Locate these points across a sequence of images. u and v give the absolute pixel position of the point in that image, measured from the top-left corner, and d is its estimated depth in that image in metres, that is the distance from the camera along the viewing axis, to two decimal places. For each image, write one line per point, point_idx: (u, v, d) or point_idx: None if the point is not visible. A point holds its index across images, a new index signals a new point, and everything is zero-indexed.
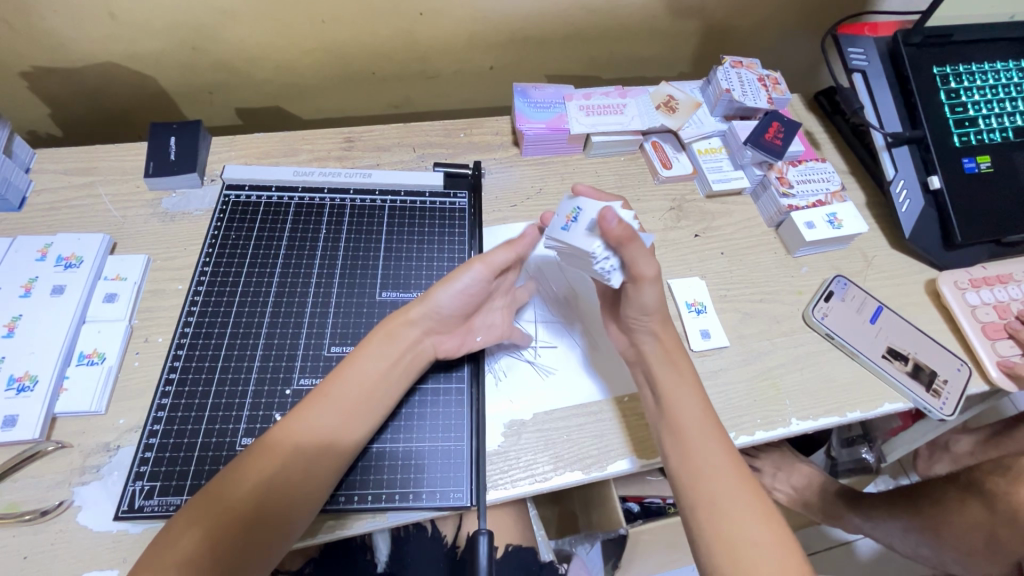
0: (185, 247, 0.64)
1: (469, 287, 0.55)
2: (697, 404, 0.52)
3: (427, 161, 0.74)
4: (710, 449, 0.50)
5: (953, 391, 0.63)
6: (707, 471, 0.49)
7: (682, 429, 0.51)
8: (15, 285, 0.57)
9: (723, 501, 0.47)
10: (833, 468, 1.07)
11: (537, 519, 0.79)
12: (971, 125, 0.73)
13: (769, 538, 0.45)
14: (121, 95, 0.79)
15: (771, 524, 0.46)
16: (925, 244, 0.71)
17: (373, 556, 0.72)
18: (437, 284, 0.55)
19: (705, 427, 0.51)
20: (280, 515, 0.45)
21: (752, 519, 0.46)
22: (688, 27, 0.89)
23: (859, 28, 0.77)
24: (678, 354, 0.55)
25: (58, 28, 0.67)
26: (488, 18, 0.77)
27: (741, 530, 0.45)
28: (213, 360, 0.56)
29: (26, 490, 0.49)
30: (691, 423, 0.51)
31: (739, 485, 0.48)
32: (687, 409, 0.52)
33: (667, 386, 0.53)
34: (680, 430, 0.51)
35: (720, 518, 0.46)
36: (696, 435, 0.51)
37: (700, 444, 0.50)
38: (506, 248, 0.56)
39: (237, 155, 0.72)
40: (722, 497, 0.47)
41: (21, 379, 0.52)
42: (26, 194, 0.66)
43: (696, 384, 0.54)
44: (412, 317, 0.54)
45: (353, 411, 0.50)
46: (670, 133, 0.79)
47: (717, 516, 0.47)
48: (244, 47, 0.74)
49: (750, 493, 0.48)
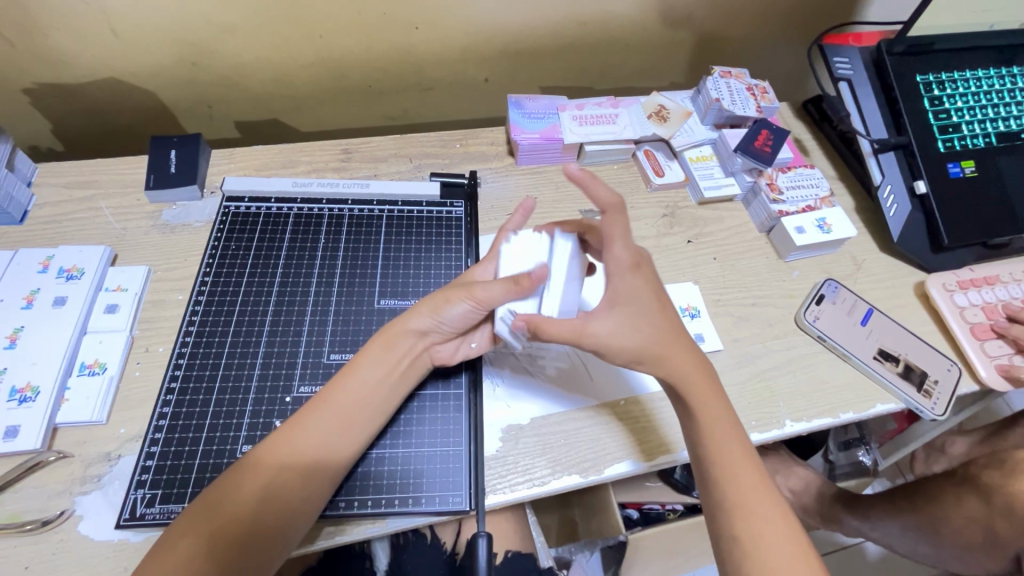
0: (186, 257, 0.65)
1: (466, 313, 0.54)
2: (730, 423, 0.51)
3: (424, 171, 0.76)
4: (742, 470, 0.49)
5: (944, 391, 0.64)
6: (740, 493, 0.48)
7: (714, 449, 0.50)
8: (18, 297, 0.58)
9: (754, 525, 0.47)
10: (831, 471, 1.08)
11: (537, 526, 0.78)
12: (955, 131, 0.75)
13: (796, 558, 0.45)
14: (122, 110, 0.80)
15: (796, 545, 0.46)
16: (912, 247, 0.73)
17: (373, 564, 0.72)
18: (436, 302, 0.54)
19: (737, 446, 0.50)
20: (286, 512, 0.46)
21: (781, 540, 0.46)
22: (678, 38, 0.91)
23: (843, 39, 0.79)
24: (704, 362, 0.53)
25: (60, 46, 0.69)
26: (483, 31, 0.79)
27: (767, 550, 0.46)
28: (214, 368, 0.57)
29: (29, 500, 0.49)
30: (726, 444, 0.50)
31: (767, 505, 0.48)
32: (719, 428, 0.50)
33: (700, 399, 0.51)
34: (716, 454, 0.50)
35: (750, 541, 0.46)
36: (732, 459, 0.49)
37: (734, 468, 0.49)
38: (506, 285, 0.51)
39: (236, 167, 0.73)
40: (754, 518, 0.47)
41: (23, 390, 0.53)
42: (28, 207, 0.67)
43: (724, 400, 0.52)
44: (409, 326, 0.54)
45: (366, 412, 0.51)
46: (661, 142, 0.80)
47: (749, 539, 0.46)
48: (244, 61, 0.75)
49: (778, 513, 0.47)
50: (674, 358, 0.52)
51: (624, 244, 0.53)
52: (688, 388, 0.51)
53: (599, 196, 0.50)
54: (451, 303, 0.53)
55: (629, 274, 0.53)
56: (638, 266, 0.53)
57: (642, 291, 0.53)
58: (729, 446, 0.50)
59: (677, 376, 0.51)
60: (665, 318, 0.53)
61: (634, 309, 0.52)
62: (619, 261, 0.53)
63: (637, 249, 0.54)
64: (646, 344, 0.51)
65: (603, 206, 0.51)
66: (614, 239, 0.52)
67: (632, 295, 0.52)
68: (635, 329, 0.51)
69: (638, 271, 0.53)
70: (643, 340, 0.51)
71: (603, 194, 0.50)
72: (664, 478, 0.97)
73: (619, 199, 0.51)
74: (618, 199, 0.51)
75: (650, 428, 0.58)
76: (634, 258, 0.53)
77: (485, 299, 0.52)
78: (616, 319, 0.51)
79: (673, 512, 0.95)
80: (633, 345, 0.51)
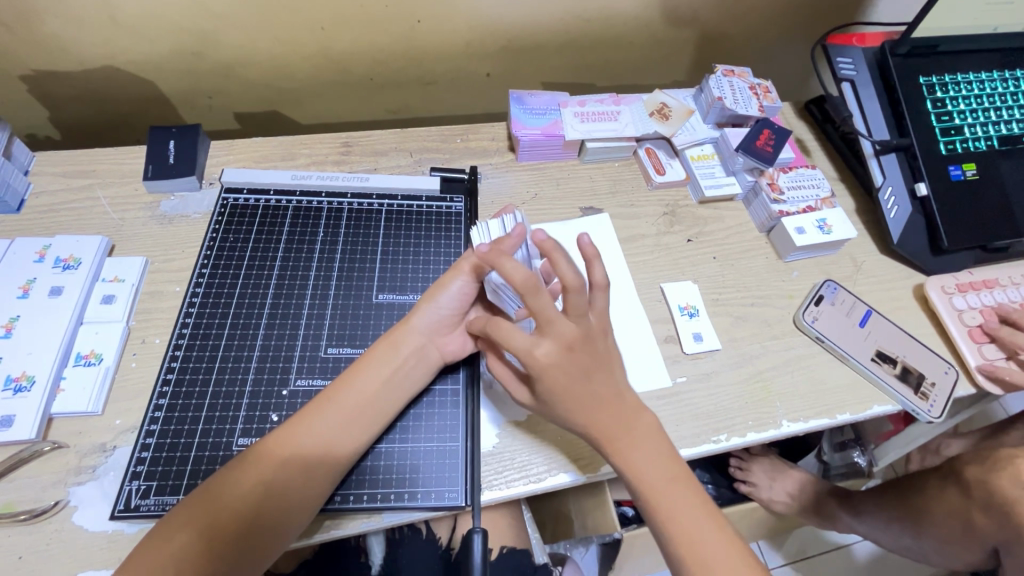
0: (184, 249, 0.65)
1: (464, 291, 0.56)
2: (660, 456, 0.51)
3: (424, 166, 0.75)
4: (671, 491, 0.49)
5: (941, 393, 0.64)
6: (683, 529, 0.49)
7: (642, 482, 0.50)
8: (13, 286, 0.58)
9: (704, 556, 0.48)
10: (825, 471, 1.10)
11: (531, 521, 0.80)
12: (957, 134, 0.75)
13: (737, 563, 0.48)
14: (120, 99, 0.79)
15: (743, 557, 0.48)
16: (912, 249, 0.73)
17: (367, 559, 0.72)
18: (433, 288, 0.56)
19: (672, 482, 0.50)
20: (284, 507, 0.46)
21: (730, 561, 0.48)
22: (682, 35, 0.91)
23: (847, 39, 0.79)
24: (631, 404, 0.51)
25: (59, 33, 0.68)
26: (486, 25, 0.79)
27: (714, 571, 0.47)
28: (211, 360, 0.56)
29: (23, 490, 0.49)
30: (650, 474, 0.50)
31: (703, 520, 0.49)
32: (643, 462, 0.50)
33: (615, 442, 0.50)
34: (651, 499, 0.49)
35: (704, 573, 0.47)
36: (664, 497, 0.49)
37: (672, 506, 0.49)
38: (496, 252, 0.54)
39: (235, 159, 0.73)
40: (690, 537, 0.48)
41: (18, 379, 0.53)
42: (25, 196, 0.66)
43: (648, 427, 0.51)
44: (413, 324, 0.55)
45: (369, 412, 0.51)
46: (663, 140, 0.80)
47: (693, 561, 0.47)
48: (244, 52, 0.75)
49: (715, 523, 0.49)
50: (597, 418, 0.50)
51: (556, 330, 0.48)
52: (602, 433, 0.50)
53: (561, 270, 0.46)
54: (449, 282, 0.56)
55: (555, 370, 0.49)
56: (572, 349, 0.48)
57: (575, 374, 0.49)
58: (655, 477, 0.50)
59: (590, 426, 0.50)
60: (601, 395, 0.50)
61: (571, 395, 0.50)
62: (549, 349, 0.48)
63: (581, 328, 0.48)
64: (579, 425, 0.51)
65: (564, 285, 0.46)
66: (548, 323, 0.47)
67: (563, 383, 0.49)
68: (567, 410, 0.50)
69: (570, 354, 0.48)
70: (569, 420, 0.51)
71: (568, 274, 0.45)
72: None
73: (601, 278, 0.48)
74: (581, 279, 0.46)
75: None
76: (563, 347, 0.48)
77: (477, 270, 0.55)
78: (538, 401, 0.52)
79: None
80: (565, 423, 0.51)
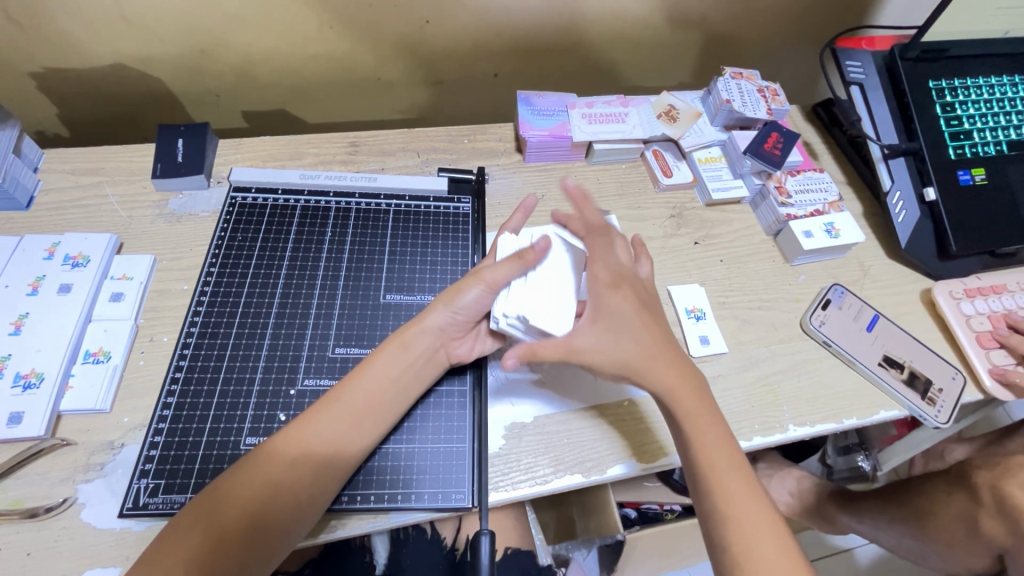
0: (192, 247, 0.65)
1: (477, 300, 0.55)
2: (727, 452, 0.51)
3: (431, 166, 0.75)
4: (732, 479, 0.49)
5: (948, 399, 0.64)
6: (732, 508, 0.48)
7: (705, 462, 0.50)
8: (23, 283, 0.58)
9: (748, 538, 0.47)
10: (828, 475, 1.11)
11: (535, 524, 0.80)
12: (966, 138, 0.74)
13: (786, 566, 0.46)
14: (129, 97, 0.79)
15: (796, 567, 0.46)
16: (920, 254, 0.73)
17: (372, 558, 0.72)
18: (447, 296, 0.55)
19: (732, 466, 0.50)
20: (290, 507, 0.46)
21: (781, 564, 0.46)
22: (689, 38, 0.91)
23: (856, 42, 0.78)
24: (690, 369, 0.54)
25: (69, 30, 0.68)
26: (493, 26, 0.79)
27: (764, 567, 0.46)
28: (219, 360, 0.56)
29: (32, 487, 0.50)
30: (716, 456, 0.50)
31: (759, 516, 0.48)
32: (708, 440, 0.51)
33: (690, 413, 0.51)
34: (717, 489, 0.49)
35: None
36: (731, 492, 0.49)
37: (736, 503, 0.48)
38: (513, 262, 0.54)
39: (243, 158, 0.73)
40: (744, 528, 0.47)
41: (27, 376, 0.53)
42: (34, 193, 0.66)
43: (713, 414, 0.52)
44: (426, 324, 0.55)
45: (377, 413, 0.51)
46: (670, 142, 0.80)
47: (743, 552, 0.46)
48: (252, 51, 0.75)
49: (772, 523, 0.48)
50: (660, 371, 0.52)
51: (604, 264, 0.57)
52: (676, 402, 0.52)
53: (588, 216, 0.59)
54: (462, 290, 0.55)
55: (611, 292, 0.55)
56: (618, 284, 0.56)
57: (625, 308, 0.54)
58: (718, 460, 0.50)
59: (665, 391, 0.52)
60: (648, 333, 0.54)
61: (616, 325, 0.53)
62: (600, 280, 0.56)
63: (619, 267, 0.57)
64: (634, 357, 0.52)
65: (590, 227, 0.59)
66: (595, 261, 0.57)
67: (614, 312, 0.53)
68: (617, 343, 0.52)
69: (617, 288, 0.55)
70: (627, 354, 0.52)
71: (593, 215, 0.59)
72: (662, 478, 0.98)
73: (604, 223, 0.60)
74: (604, 221, 0.60)
75: (657, 430, 0.58)
76: (613, 276, 0.56)
77: (495, 281, 0.54)
78: (597, 333, 0.52)
79: (671, 512, 0.95)
80: (617, 358, 0.52)
